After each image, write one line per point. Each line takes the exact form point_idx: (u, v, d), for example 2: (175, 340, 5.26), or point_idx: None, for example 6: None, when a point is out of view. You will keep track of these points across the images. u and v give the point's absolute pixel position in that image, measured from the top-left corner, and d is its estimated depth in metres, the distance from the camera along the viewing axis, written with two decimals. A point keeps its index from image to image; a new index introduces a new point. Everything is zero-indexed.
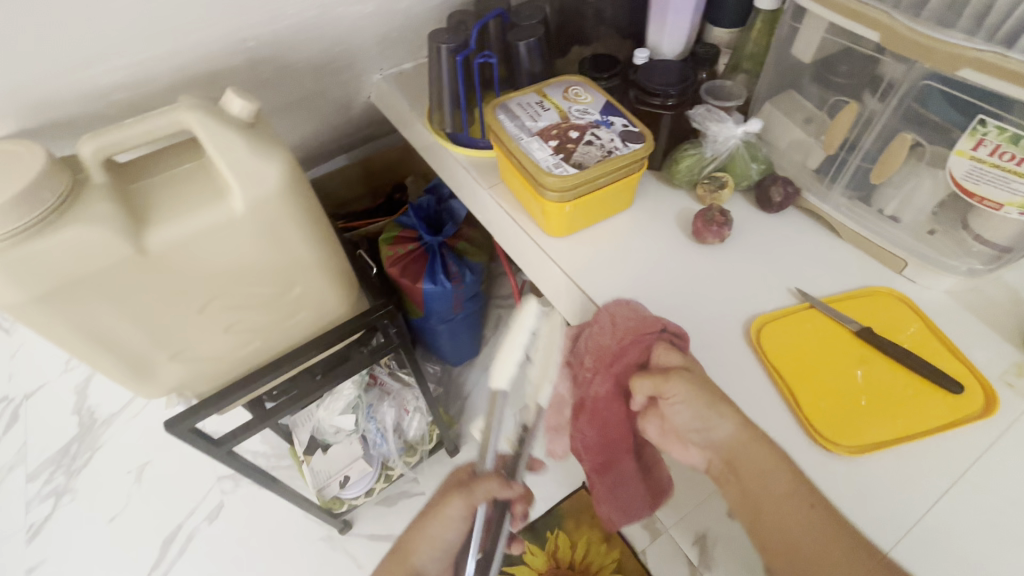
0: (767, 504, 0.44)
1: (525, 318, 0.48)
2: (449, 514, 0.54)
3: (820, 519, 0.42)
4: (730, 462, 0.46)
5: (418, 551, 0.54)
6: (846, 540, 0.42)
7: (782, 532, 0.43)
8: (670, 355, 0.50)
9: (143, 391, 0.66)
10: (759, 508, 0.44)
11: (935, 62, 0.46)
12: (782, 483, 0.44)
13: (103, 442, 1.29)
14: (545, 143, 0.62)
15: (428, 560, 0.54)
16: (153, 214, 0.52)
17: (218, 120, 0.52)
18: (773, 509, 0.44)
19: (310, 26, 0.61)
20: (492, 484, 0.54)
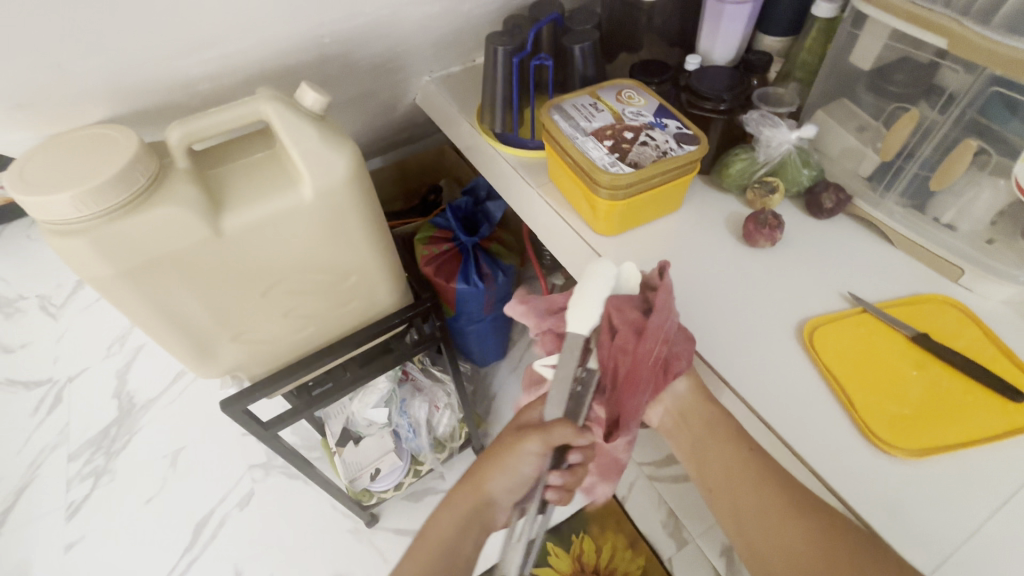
0: (715, 467, 0.52)
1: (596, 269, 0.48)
2: (519, 453, 0.53)
3: (761, 487, 0.48)
4: (701, 437, 0.53)
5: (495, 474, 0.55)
6: (794, 511, 0.46)
7: (753, 496, 0.48)
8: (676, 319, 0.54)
9: (202, 370, 0.68)
10: (730, 478, 0.50)
11: (1007, 68, 0.46)
12: (731, 450, 0.51)
13: (142, 426, 1.33)
14: (600, 142, 0.63)
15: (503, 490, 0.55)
16: (230, 199, 0.55)
17: (295, 112, 0.55)
18: (719, 471, 0.51)
19: (379, 25, 0.64)
20: (570, 431, 0.51)
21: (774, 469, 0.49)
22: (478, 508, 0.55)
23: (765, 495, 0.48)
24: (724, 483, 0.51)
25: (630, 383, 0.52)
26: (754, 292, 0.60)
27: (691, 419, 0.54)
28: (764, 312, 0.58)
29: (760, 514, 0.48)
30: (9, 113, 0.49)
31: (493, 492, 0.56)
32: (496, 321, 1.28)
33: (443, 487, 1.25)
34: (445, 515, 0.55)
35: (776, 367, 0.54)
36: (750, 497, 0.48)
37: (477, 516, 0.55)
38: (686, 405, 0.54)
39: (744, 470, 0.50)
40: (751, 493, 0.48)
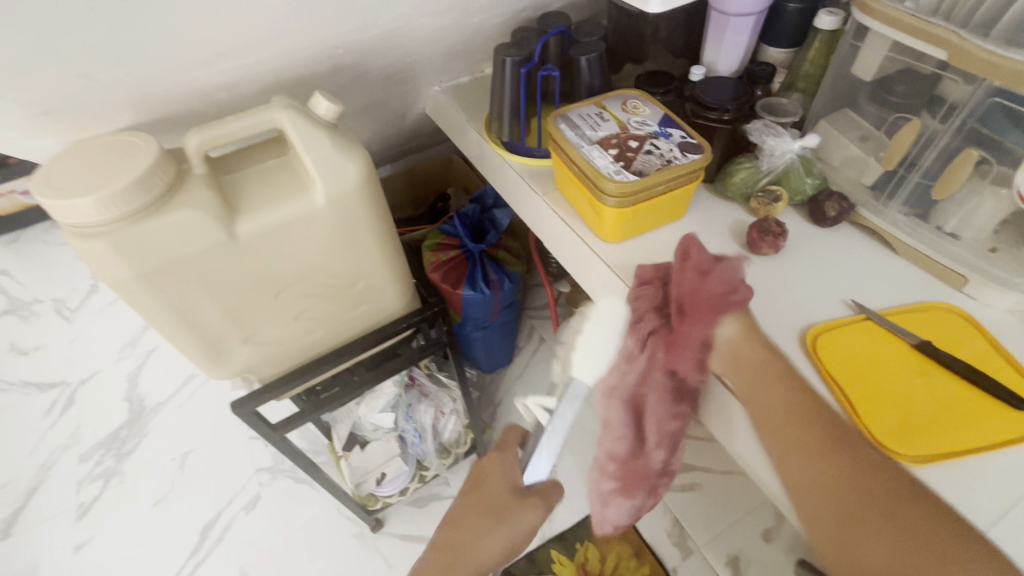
0: (797, 441, 0.49)
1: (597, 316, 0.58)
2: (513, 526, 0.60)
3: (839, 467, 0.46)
4: (754, 382, 0.53)
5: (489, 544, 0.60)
6: (884, 496, 0.43)
7: (821, 474, 0.46)
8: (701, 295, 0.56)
9: (214, 372, 0.70)
10: (796, 445, 0.49)
11: (1006, 80, 0.47)
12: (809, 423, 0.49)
13: (152, 428, 1.35)
14: (605, 151, 0.65)
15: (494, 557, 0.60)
16: (245, 203, 0.57)
17: (308, 120, 0.56)
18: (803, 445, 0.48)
19: (391, 37, 0.66)
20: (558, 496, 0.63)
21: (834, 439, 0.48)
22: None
23: (835, 467, 0.46)
24: (807, 452, 0.48)
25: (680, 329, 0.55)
26: (757, 299, 0.61)
27: (743, 362, 0.54)
28: (767, 319, 0.59)
29: (825, 489, 0.46)
30: (37, 120, 0.52)
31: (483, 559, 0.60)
32: (501, 327, 1.29)
33: (448, 492, 1.25)
34: None
35: None
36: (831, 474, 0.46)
37: None
38: (741, 352, 0.54)
39: (817, 435, 0.48)
40: (816, 468, 0.47)
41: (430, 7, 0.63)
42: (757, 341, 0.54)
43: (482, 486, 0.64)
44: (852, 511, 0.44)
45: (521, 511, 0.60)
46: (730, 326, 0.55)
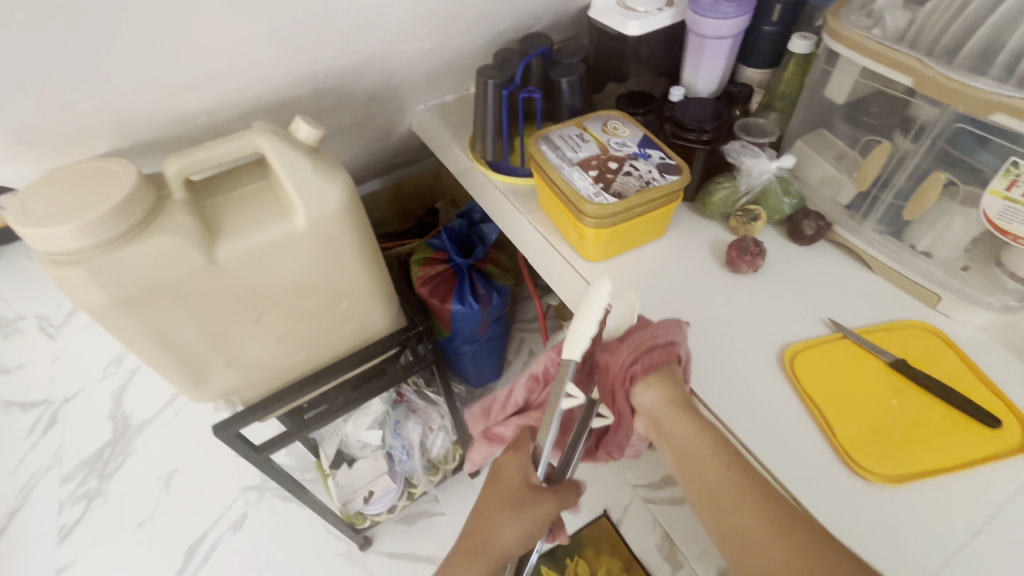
0: (715, 496, 0.46)
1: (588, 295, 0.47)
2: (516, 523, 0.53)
3: (761, 518, 0.44)
4: (683, 452, 0.49)
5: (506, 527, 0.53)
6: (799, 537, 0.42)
7: (733, 519, 0.45)
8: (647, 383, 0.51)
9: (195, 395, 0.69)
10: (708, 494, 0.46)
11: (969, 107, 0.48)
12: (719, 474, 0.47)
13: (136, 447, 1.33)
14: (585, 172, 0.65)
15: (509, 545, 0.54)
16: (224, 228, 0.56)
17: (289, 145, 0.57)
18: (721, 500, 0.46)
19: (373, 60, 0.66)
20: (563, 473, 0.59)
21: (749, 483, 0.46)
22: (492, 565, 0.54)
23: (746, 516, 0.44)
24: (722, 505, 0.45)
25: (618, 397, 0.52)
26: (736, 317, 0.62)
27: (669, 432, 0.50)
28: (747, 337, 0.60)
29: (743, 535, 0.44)
30: (14, 147, 0.51)
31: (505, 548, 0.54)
32: (489, 342, 1.29)
33: (437, 509, 1.24)
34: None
35: (759, 391, 0.55)
36: (736, 520, 0.44)
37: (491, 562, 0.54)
38: (664, 418, 0.50)
39: (722, 486, 0.46)
40: (735, 512, 0.45)
41: (410, 32, 0.64)
42: (686, 415, 0.50)
43: (497, 484, 0.56)
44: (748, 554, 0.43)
45: (525, 504, 0.53)
46: (647, 394, 0.51)
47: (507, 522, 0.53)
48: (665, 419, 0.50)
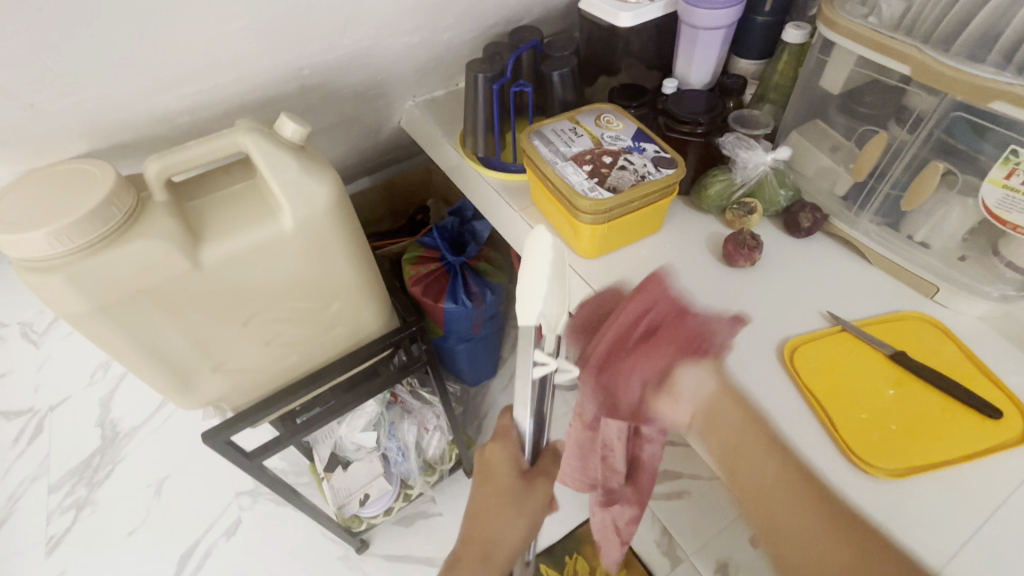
0: (770, 499, 0.49)
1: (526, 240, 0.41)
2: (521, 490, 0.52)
3: (820, 518, 0.46)
4: (734, 446, 0.52)
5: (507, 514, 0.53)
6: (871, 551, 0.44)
7: (794, 520, 0.47)
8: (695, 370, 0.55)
9: (183, 402, 0.67)
10: (740, 450, 0.51)
11: (967, 95, 0.48)
12: (771, 472, 0.49)
13: (125, 454, 1.30)
14: (579, 167, 0.64)
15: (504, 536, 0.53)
16: (208, 230, 0.54)
17: (274, 143, 0.55)
18: (775, 504, 0.48)
19: (360, 56, 0.65)
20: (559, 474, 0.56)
21: (801, 478, 0.48)
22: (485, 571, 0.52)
23: (808, 516, 0.47)
24: (780, 505, 0.48)
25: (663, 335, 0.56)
26: (734, 312, 0.61)
27: (717, 423, 0.53)
28: (745, 333, 0.59)
29: (799, 532, 0.46)
30: None
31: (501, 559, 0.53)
32: (483, 340, 1.27)
33: (434, 509, 1.23)
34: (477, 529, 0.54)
35: (759, 387, 0.55)
36: (765, 482, 0.49)
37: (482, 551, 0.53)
38: (711, 407, 0.54)
39: (772, 467, 0.50)
40: (785, 509, 0.48)
41: (397, 25, 0.62)
42: (735, 405, 0.53)
43: (495, 478, 0.52)
44: (771, 508, 0.49)
45: (525, 501, 0.52)
46: (691, 376, 0.55)
47: (503, 476, 0.52)
48: (709, 402, 0.54)
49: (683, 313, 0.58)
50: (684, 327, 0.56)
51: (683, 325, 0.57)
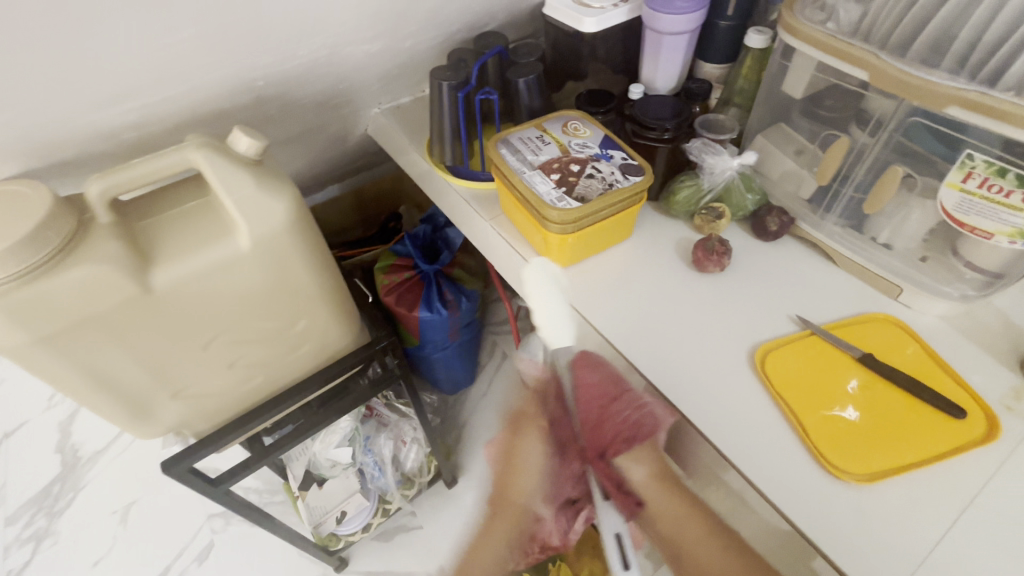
0: (688, 544, 0.59)
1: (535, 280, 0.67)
2: (529, 469, 0.77)
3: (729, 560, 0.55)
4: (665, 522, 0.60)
5: (519, 480, 0.78)
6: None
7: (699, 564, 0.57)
8: (636, 458, 0.62)
9: (140, 431, 0.64)
10: (681, 542, 0.59)
11: (923, 101, 0.48)
12: (699, 530, 0.59)
13: (88, 480, 1.24)
14: (547, 176, 0.63)
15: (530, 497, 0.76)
16: (158, 251, 0.52)
17: (227, 158, 0.52)
18: (691, 547, 0.58)
19: (317, 65, 0.63)
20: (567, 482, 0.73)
21: (708, 520, 0.59)
22: (516, 525, 0.78)
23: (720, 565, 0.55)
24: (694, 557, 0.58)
25: (595, 407, 0.63)
26: (706, 319, 0.61)
27: (660, 511, 0.61)
28: (718, 339, 0.59)
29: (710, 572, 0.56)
30: None
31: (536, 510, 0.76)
32: (460, 348, 1.25)
33: (415, 522, 1.20)
34: (492, 542, 0.78)
35: (732, 394, 0.54)
36: (701, 562, 0.57)
37: (515, 537, 0.78)
38: (656, 494, 0.61)
39: (693, 531, 0.59)
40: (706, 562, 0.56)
41: (356, 34, 0.60)
42: (675, 493, 0.61)
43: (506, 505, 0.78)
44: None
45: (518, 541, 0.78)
46: (637, 468, 0.62)
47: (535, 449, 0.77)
48: (645, 490, 0.62)
49: (620, 393, 0.61)
50: (622, 417, 0.60)
51: (618, 414, 0.60)
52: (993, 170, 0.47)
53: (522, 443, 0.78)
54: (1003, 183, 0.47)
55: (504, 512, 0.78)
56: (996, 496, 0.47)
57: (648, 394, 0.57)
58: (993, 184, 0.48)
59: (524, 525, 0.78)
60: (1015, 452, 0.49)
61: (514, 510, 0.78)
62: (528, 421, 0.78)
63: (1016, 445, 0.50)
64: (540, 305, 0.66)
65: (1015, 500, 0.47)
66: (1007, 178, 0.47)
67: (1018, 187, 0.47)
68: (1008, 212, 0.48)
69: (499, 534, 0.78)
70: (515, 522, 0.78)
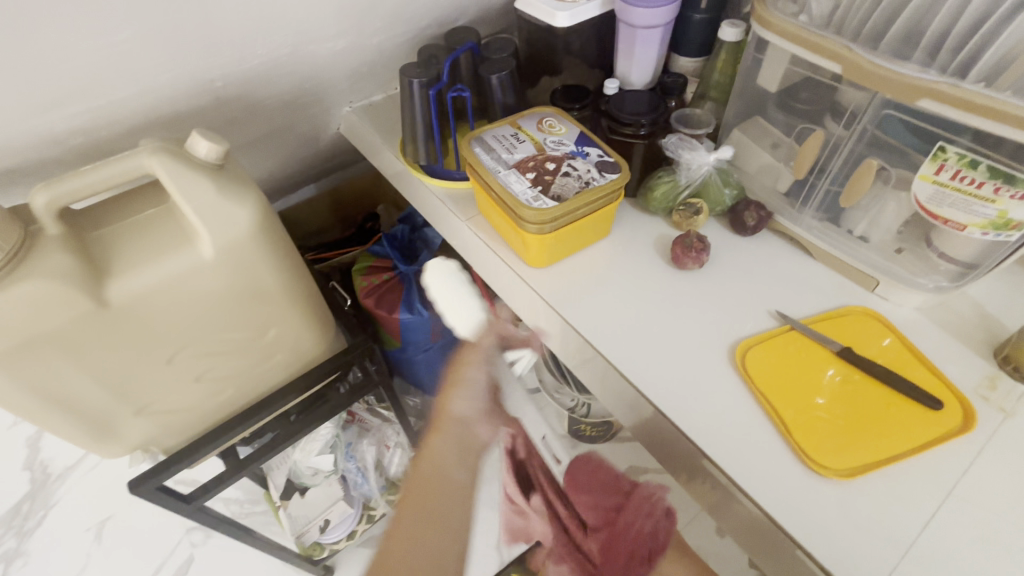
0: None
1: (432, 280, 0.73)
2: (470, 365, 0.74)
3: None
4: None
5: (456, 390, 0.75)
6: None
7: None
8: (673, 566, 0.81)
9: (104, 446, 0.62)
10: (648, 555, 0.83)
11: (895, 92, 0.48)
12: None
13: (59, 499, 1.16)
14: (522, 175, 0.62)
15: (465, 407, 0.75)
16: (113, 263, 0.49)
17: (184, 163, 0.49)
18: None
19: (279, 64, 0.61)
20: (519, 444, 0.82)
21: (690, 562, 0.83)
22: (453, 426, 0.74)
23: None
24: None
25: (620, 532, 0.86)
26: (686, 316, 0.60)
27: None
28: (698, 337, 0.58)
29: None
30: None
31: (458, 414, 0.75)
32: (443, 350, 1.22)
33: None
34: (444, 448, 0.73)
35: (713, 392, 0.54)
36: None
37: (462, 442, 0.74)
38: None
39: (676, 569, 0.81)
40: None
41: (320, 29, 0.58)
42: None
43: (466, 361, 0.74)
44: None
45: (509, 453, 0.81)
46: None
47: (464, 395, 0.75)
48: None
49: (631, 492, 0.94)
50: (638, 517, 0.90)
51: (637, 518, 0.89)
52: (966, 162, 0.47)
53: (464, 361, 0.74)
54: (975, 175, 0.47)
55: (439, 435, 0.74)
56: (974, 486, 0.47)
57: (629, 395, 0.56)
58: (965, 176, 0.48)
59: (464, 440, 0.74)
60: (992, 441, 0.50)
61: (453, 431, 0.74)
62: (475, 354, 0.73)
63: (992, 434, 0.50)
64: (443, 296, 0.71)
65: (991, 489, 0.47)
66: (978, 169, 0.47)
67: (989, 179, 0.47)
68: (979, 204, 0.49)
69: (440, 453, 0.73)
70: (467, 461, 0.73)
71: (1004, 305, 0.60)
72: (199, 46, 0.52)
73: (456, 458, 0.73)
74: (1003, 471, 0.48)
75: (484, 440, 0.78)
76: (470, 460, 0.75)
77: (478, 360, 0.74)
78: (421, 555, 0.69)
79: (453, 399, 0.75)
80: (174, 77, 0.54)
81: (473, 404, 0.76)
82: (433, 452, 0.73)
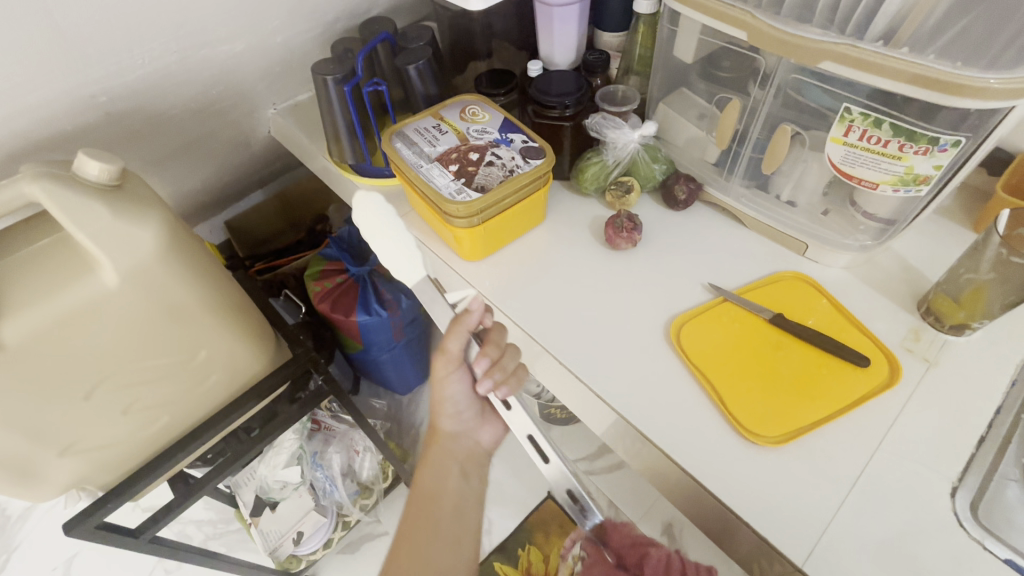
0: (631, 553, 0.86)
1: (362, 209, 0.50)
2: (444, 380, 0.60)
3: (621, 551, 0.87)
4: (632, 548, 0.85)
5: (433, 476, 0.62)
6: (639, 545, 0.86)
7: None
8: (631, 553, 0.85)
9: (31, 486, 0.60)
10: None
11: (799, 57, 0.48)
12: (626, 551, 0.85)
13: (20, 540, 1.11)
14: (445, 168, 0.60)
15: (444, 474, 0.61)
16: (5, 301, 0.46)
17: (72, 187, 0.46)
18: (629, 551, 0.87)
19: (173, 71, 0.58)
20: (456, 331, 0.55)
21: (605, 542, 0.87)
22: (444, 496, 0.61)
23: None
24: None
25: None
26: (624, 297, 0.60)
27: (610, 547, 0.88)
28: (636, 316, 0.58)
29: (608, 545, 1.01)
30: None
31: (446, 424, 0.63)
32: (407, 347, 1.20)
33: (380, 530, 1.13)
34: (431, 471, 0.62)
35: (649, 371, 0.54)
36: None
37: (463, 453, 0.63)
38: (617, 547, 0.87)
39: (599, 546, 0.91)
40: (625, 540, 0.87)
41: (211, 27, 0.55)
42: None
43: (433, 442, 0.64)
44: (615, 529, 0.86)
45: (467, 455, 0.63)
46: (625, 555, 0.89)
47: (439, 467, 0.62)
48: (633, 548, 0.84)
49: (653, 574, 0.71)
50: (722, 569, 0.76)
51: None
52: (870, 121, 0.47)
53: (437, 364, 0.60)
54: (880, 134, 0.48)
55: (431, 452, 0.63)
56: (899, 434, 0.49)
57: (573, 387, 0.56)
58: (871, 136, 0.48)
59: (465, 452, 0.63)
60: (915, 392, 0.51)
61: (447, 446, 0.63)
62: (448, 361, 0.59)
63: (917, 385, 0.51)
64: (382, 238, 0.51)
65: (917, 436, 0.49)
66: (883, 128, 0.47)
67: (894, 136, 0.47)
68: (888, 161, 0.49)
69: (437, 466, 0.62)
70: (456, 515, 0.60)
71: (927, 257, 0.61)
72: (70, 58, 0.48)
73: (457, 470, 0.62)
74: (927, 417, 0.50)
75: (491, 446, 0.66)
76: (467, 463, 0.63)
77: (445, 455, 0.62)
78: (437, 556, 0.57)
79: (437, 415, 0.63)
80: (49, 93, 0.50)
81: (461, 416, 0.63)
82: (426, 475, 0.62)
